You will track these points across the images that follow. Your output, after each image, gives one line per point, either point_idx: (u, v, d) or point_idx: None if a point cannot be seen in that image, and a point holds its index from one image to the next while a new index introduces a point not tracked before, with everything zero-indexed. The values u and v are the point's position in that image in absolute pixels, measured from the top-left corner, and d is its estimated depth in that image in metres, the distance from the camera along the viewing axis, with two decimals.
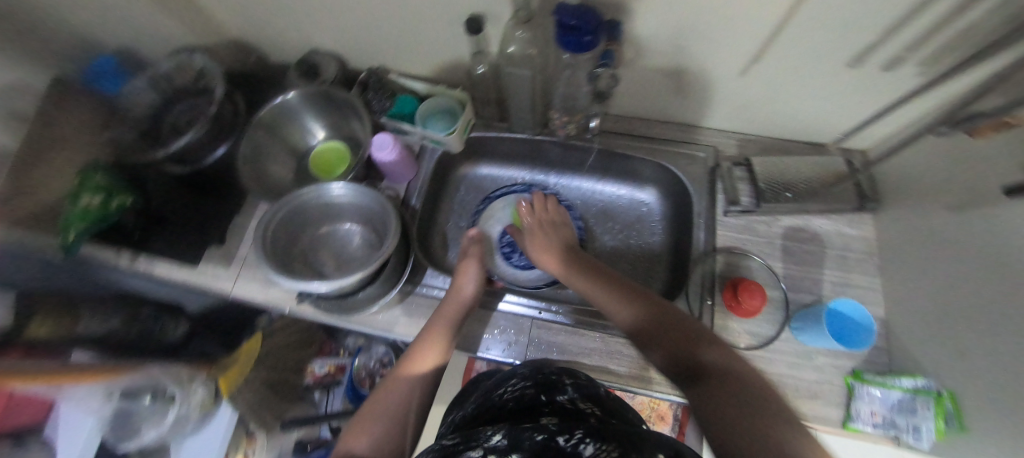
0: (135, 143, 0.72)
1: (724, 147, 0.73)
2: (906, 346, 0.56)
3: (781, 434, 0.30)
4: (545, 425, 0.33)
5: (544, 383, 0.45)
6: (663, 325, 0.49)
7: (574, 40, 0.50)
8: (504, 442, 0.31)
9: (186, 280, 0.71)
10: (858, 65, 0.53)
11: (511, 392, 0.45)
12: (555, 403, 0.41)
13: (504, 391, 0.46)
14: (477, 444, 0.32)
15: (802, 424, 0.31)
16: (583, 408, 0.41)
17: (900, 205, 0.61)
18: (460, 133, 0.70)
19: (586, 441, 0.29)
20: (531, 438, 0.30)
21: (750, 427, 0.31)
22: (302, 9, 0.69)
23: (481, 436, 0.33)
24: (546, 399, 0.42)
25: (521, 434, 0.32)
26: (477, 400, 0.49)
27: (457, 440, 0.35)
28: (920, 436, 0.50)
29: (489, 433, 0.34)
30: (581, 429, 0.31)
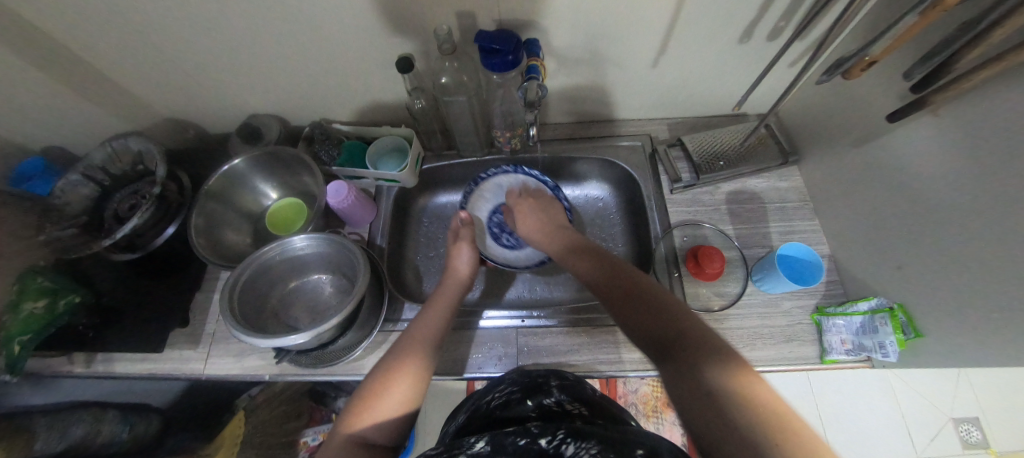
0: (76, 240, 0.68)
1: (658, 133, 0.80)
2: (855, 274, 0.62)
3: (746, 427, 0.28)
4: (527, 428, 0.37)
5: (531, 390, 0.51)
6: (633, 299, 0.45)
7: (499, 61, 0.55)
8: (486, 448, 0.35)
9: (149, 371, 0.66)
10: (747, 40, 0.61)
11: (498, 399, 0.51)
12: (541, 408, 0.47)
13: (494, 399, 0.51)
14: (461, 451, 0.36)
15: (769, 407, 0.29)
16: (570, 409, 0.47)
17: (815, 153, 0.69)
18: (412, 166, 0.72)
19: (567, 442, 0.33)
20: (515, 443, 0.34)
21: (711, 413, 0.30)
22: (235, 77, 0.70)
23: (464, 444, 0.37)
24: (532, 405, 0.47)
25: (504, 439, 0.36)
26: (469, 411, 0.54)
27: (440, 450, 0.38)
28: (888, 352, 0.54)
29: (472, 441, 0.37)
30: (561, 430, 0.35)
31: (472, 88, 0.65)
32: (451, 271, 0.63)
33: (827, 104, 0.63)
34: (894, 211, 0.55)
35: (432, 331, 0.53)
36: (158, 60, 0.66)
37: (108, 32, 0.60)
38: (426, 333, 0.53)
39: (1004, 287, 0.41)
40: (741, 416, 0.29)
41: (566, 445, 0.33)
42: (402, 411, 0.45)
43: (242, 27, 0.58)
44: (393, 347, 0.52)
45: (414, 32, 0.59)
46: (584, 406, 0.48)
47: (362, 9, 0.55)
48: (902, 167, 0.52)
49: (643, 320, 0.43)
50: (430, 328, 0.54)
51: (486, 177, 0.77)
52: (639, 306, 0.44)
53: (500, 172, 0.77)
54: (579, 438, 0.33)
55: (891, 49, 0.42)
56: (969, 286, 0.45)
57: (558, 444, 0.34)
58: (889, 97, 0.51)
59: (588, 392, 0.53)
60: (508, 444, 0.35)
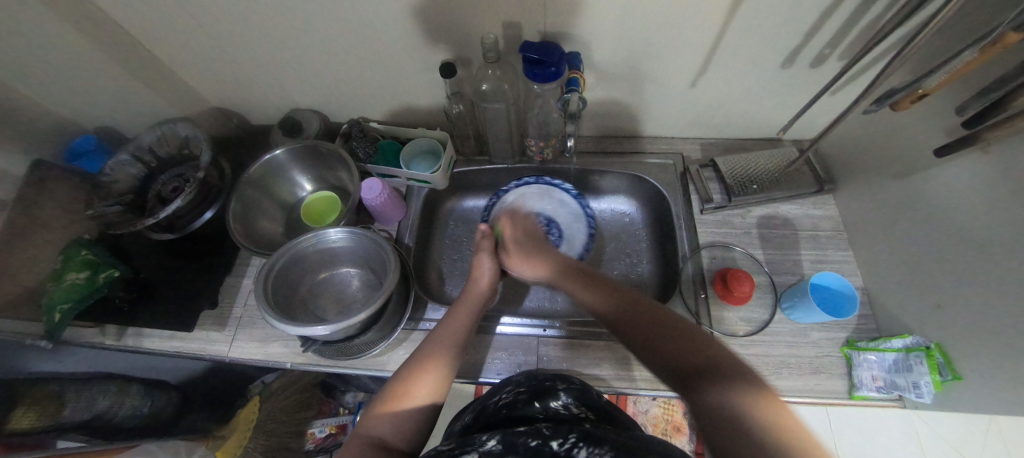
0: (120, 217, 0.71)
1: (690, 152, 0.79)
2: (891, 310, 0.60)
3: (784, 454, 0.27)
4: (538, 429, 0.37)
5: (540, 392, 0.51)
6: (647, 323, 0.45)
7: (541, 72, 0.56)
8: (497, 446, 0.35)
9: (177, 349, 0.67)
10: (789, 66, 0.61)
11: (506, 399, 0.51)
12: (549, 411, 0.46)
13: (502, 400, 0.51)
14: (473, 448, 0.36)
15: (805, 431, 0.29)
16: (577, 413, 0.47)
17: (854, 183, 0.67)
18: (444, 169, 0.73)
19: (579, 446, 0.33)
20: (526, 443, 0.34)
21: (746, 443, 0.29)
22: (283, 72, 0.73)
23: (476, 441, 0.37)
24: (540, 407, 0.47)
25: (515, 438, 0.35)
26: (475, 409, 0.54)
27: (451, 446, 0.38)
28: (922, 393, 0.52)
29: (482, 438, 0.37)
30: (574, 434, 0.35)
31: (510, 97, 0.66)
32: (473, 281, 0.62)
33: (870, 134, 0.62)
34: (936, 247, 0.53)
35: (454, 338, 0.54)
36: (215, 52, 0.69)
37: (173, 23, 0.64)
38: (449, 341, 0.53)
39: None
40: (775, 445, 0.27)
41: (578, 448, 0.33)
42: (419, 417, 0.45)
43: (297, 25, 0.61)
44: (415, 352, 0.52)
45: (460, 39, 0.61)
46: (591, 411, 0.48)
47: (414, 14, 0.57)
48: (947, 203, 0.51)
49: (661, 349, 0.42)
50: (452, 336, 0.54)
51: (506, 190, 0.78)
52: (654, 335, 0.43)
53: (522, 184, 0.77)
54: (591, 443, 0.34)
55: (944, 84, 0.42)
56: (1013, 331, 0.44)
57: (570, 447, 0.33)
58: (938, 131, 0.50)
59: (594, 397, 0.52)
60: (519, 443, 0.35)
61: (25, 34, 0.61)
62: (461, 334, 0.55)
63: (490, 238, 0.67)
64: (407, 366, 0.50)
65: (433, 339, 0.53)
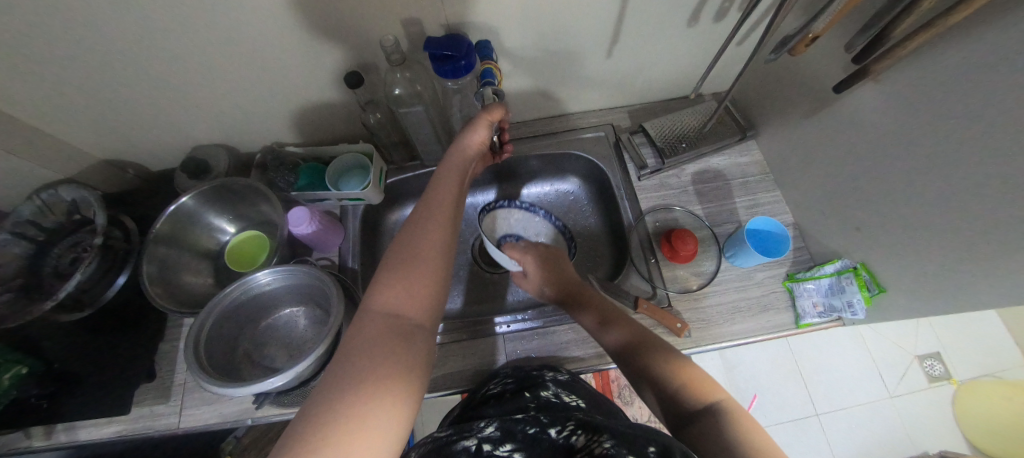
0: (12, 305, 0.62)
1: (619, 122, 0.80)
2: (819, 238, 0.64)
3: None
4: (534, 416, 0.41)
5: (528, 384, 0.52)
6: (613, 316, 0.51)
7: (452, 67, 0.53)
8: (497, 432, 0.40)
9: (120, 433, 0.61)
10: (696, 23, 0.62)
11: (494, 391, 0.53)
12: (540, 399, 0.48)
13: (491, 390, 0.54)
14: (471, 434, 0.40)
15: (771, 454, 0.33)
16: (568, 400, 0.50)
17: (768, 127, 0.71)
18: (376, 183, 0.69)
19: (577, 432, 0.37)
20: (524, 431, 0.39)
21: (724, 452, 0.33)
22: (173, 108, 0.65)
23: (475, 428, 0.41)
24: (531, 396, 0.49)
25: (513, 425, 0.40)
26: (465, 401, 0.56)
27: (449, 432, 0.42)
28: (856, 310, 0.57)
29: (479, 425, 0.42)
30: (571, 420, 0.39)
31: (428, 97, 0.63)
32: (460, 145, 0.55)
33: (776, 77, 0.65)
34: (849, 174, 0.57)
35: (450, 207, 0.48)
36: (82, 98, 0.60)
37: (19, 73, 0.54)
38: (444, 207, 0.48)
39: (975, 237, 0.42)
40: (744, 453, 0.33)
41: (577, 436, 0.37)
42: (410, 370, 0.34)
43: (174, 52, 0.54)
44: (382, 283, 0.40)
45: (360, 42, 0.57)
46: (581, 399, 0.50)
47: (302, 22, 0.52)
48: (851, 133, 0.55)
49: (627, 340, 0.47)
50: (445, 201, 0.48)
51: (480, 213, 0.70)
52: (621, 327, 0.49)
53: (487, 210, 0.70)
54: (589, 430, 0.37)
55: (830, 26, 0.45)
56: (932, 236, 0.47)
57: (569, 435, 0.37)
58: (834, 66, 0.53)
59: (583, 387, 0.55)
60: (522, 429, 0.39)
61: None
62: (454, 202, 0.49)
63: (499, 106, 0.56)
64: (382, 295, 0.39)
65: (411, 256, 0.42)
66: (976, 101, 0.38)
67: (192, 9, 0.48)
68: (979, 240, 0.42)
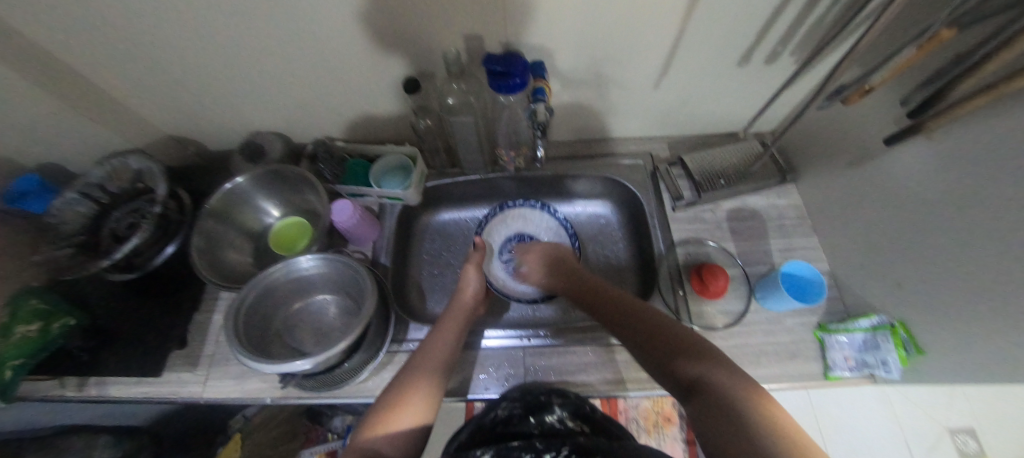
0: (73, 259, 0.67)
1: (658, 152, 0.81)
2: (857, 291, 0.63)
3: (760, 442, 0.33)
4: (531, 445, 0.40)
5: (534, 407, 0.53)
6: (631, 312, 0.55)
7: (506, 84, 0.56)
8: None
9: (145, 394, 0.63)
10: (747, 64, 0.63)
11: (500, 415, 0.53)
12: (544, 425, 0.50)
13: (496, 415, 0.53)
14: None
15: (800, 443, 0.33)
16: (572, 426, 0.50)
17: (812, 172, 0.71)
18: (417, 186, 0.72)
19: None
20: None
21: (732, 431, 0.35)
22: (242, 94, 0.70)
23: None
24: (535, 422, 0.51)
25: None
26: (470, 425, 0.54)
27: None
28: (890, 368, 0.55)
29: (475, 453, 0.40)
30: (566, 447, 0.38)
31: (478, 109, 0.66)
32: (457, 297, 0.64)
33: (827, 122, 0.65)
34: (893, 229, 0.56)
35: (443, 356, 0.55)
36: (166, 78, 0.66)
37: (118, 50, 0.60)
38: (438, 357, 0.54)
39: (1002, 307, 0.42)
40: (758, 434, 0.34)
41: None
42: (432, 397, 0.50)
43: (255, 45, 0.59)
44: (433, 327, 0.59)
45: (422, 53, 0.60)
46: (586, 425, 0.51)
47: (375, 28, 0.56)
48: (898, 187, 0.54)
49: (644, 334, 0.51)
50: (438, 354, 0.55)
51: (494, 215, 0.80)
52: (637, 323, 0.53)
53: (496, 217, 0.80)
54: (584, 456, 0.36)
55: (887, 79, 0.46)
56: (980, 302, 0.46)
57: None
58: (887, 119, 0.53)
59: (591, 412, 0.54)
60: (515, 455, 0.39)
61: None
62: (447, 348, 0.56)
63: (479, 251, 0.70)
64: (367, 429, 0.46)
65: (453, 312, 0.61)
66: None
67: (280, 9, 0.53)
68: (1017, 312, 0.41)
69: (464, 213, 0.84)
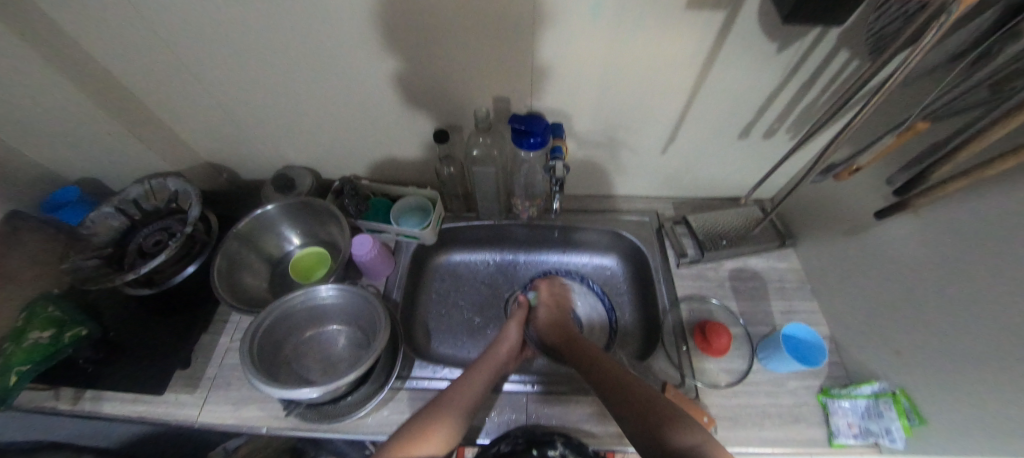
0: (97, 271, 0.69)
1: (663, 210, 0.86)
2: (856, 360, 0.64)
3: None
4: None
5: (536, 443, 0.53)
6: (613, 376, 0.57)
7: (527, 141, 0.62)
8: None
9: (138, 414, 0.62)
10: (746, 136, 0.69)
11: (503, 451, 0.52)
12: None
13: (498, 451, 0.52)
14: None
15: None
16: None
17: (810, 239, 0.75)
18: (434, 226, 0.76)
19: None
20: None
21: None
22: (284, 130, 0.77)
23: None
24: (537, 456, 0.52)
25: None
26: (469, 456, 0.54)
27: None
28: (894, 438, 0.55)
29: None
30: None
31: (499, 160, 0.71)
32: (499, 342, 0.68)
33: (821, 194, 0.70)
34: (888, 300, 0.58)
35: (474, 393, 0.56)
36: (219, 110, 0.73)
37: (183, 84, 0.67)
38: (468, 397, 0.56)
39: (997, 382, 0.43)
40: None
41: None
42: (455, 433, 0.51)
43: (306, 89, 0.66)
44: (467, 370, 0.61)
45: (454, 107, 0.67)
46: None
47: (416, 84, 0.63)
48: (890, 260, 0.57)
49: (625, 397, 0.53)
50: (471, 392, 0.56)
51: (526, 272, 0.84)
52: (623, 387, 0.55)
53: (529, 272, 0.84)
54: None
55: (873, 162, 0.51)
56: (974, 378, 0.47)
57: None
58: (876, 198, 0.58)
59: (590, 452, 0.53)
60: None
61: (37, 86, 0.63)
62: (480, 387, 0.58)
63: (524, 310, 0.75)
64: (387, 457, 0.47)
65: (489, 358, 0.63)
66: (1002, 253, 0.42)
67: (336, 61, 0.60)
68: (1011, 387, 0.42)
69: (475, 254, 0.88)
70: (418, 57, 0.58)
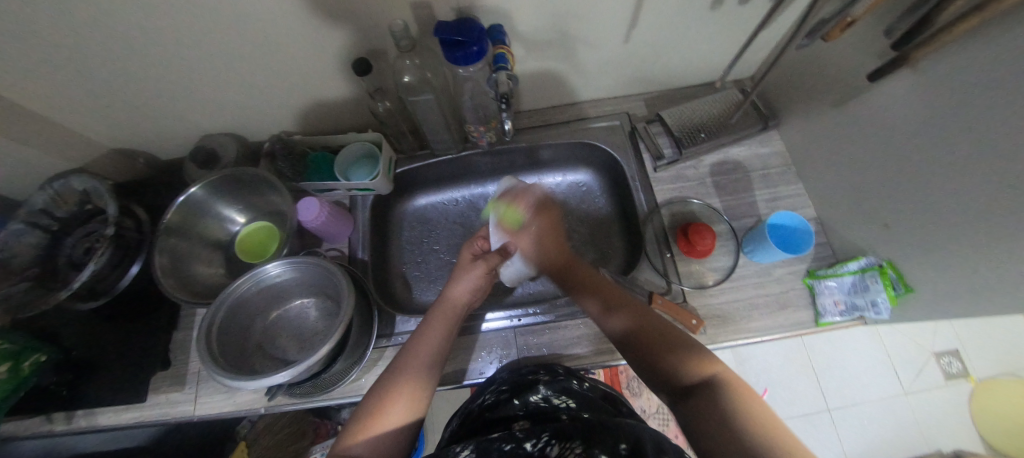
0: (28, 294, 0.62)
1: (635, 111, 0.77)
2: (843, 234, 0.62)
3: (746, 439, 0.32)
4: (512, 433, 0.39)
5: (520, 388, 0.51)
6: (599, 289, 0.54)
7: (463, 54, 0.51)
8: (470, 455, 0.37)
9: (136, 419, 0.62)
10: (720, 5, 0.58)
11: (489, 399, 0.52)
12: (529, 406, 0.48)
13: (485, 400, 0.52)
14: None
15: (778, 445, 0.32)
16: (558, 403, 0.48)
17: (795, 115, 0.68)
18: (385, 174, 0.68)
19: (551, 443, 0.35)
20: (499, 448, 0.37)
21: (723, 427, 0.34)
22: (181, 96, 0.64)
23: (450, 452, 0.38)
24: (519, 404, 0.49)
25: (489, 445, 0.38)
26: (460, 413, 0.55)
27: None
28: (881, 309, 0.55)
29: (457, 448, 0.39)
30: (546, 432, 0.37)
31: (438, 86, 0.61)
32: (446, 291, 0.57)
33: (806, 61, 0.61)
34: (878, 167, 0.54)
35: (434, 344, 0.52)
36: (89, 86, 0.60)
37: (25, 60, 0.54)
38: (427, 349, 0.51)
39: (996, 232, 0.41)
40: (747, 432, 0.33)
41: (550, 448, 0.35)
42: (424, 386, 0.48)
43: (176, 37, 0.53)
44: (422, 323, 0.54)
45: (366, 27, 0.55)
46: (572, 399, 0.49)
47: (309, 5, 0.50)
48: (881, 122, 0.52)
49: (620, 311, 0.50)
50: (429, 345, 0.52)
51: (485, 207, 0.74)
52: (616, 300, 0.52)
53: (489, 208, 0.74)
54: (562, 439, 0.35)
55: (870, 8, 0.42)
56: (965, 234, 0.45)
57: (543, 446, 0.36)
58: (870, 51, 0.50)
59: (578, 386, 0.52)
60: (495, 448, 0.37)
61: None
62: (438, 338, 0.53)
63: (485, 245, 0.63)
64: (358, 425, 0.44)
65: (449, 301, 0.56)
66: (1012, 91, 0.36)
67: None
68: (1010, 236, 0.40)
69: (441, 197, 0.81)
70: None
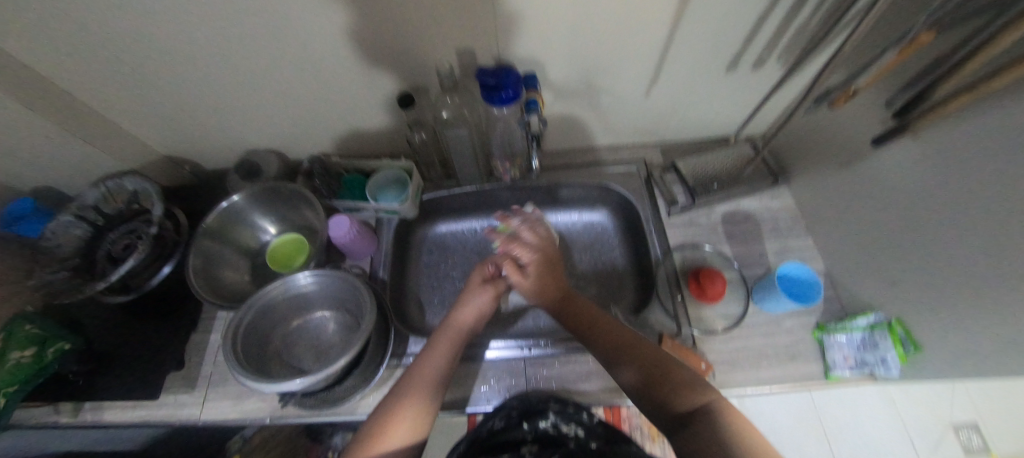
0: (66, 283, 0.66)
1: (651, 159, 0.82)
2: (852, 290, 0.63)
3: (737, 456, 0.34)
4: None
5: (529, 412, 0.54)
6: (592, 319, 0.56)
7: (498, 97, 0.57)
8: None
9: (141, 418, 0.61)
10: (734, 70, 0.64)
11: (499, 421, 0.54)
12: (538, 432, 0.51)
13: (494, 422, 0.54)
14: None
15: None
16: (566, 431, 0.51)
17: (804, 173, 0.72)
18: (413, 199, 0.72)
19: None
20: None
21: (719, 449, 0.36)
22: (238, 113, 0.71)
23: None
24: (529, 428, 0.52)
25: None
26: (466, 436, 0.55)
27: None
28: (890, 367, 0.55)
29: None
30: None
31: (472, 123, 0.67)
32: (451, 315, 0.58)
33: (815, 125, 0.66)
34: (885, 229, 0.56)
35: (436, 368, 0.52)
36: (161, 98, 0.67)
37: (114, 72, 0.61)
38: (429, 372, 0.52)
39: (1003, 297, 0.42)
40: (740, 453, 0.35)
41: None
42: (424, 409, 0.49)
43: (247, 63, 0.60)
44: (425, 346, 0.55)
45: (415, 67, 0.61)
46: (580, 428, 0.52)
47: (370, 45, 0.56)
48: (887, 186, 0.55)
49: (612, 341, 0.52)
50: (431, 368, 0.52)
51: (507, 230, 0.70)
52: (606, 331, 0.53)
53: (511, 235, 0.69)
54: None
55: (872, 81, 0.47)
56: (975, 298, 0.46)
57: None
58: (874, 121, 0.54)
59: (586, 418, 0.53)
60: None
61: None
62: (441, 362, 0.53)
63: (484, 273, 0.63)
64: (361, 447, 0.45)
65: (452, 325, 0.57)
66: (1009, 167, 0.39)
67: (273, 26, 0.53)
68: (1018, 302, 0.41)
69: (461, 225, 0.85)
70: (362, 12, 0.51)
